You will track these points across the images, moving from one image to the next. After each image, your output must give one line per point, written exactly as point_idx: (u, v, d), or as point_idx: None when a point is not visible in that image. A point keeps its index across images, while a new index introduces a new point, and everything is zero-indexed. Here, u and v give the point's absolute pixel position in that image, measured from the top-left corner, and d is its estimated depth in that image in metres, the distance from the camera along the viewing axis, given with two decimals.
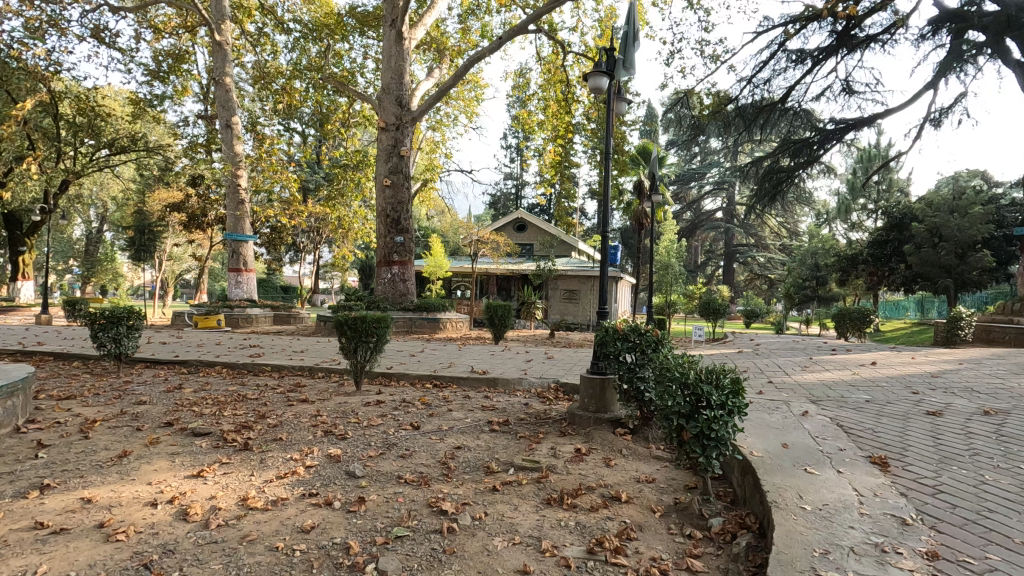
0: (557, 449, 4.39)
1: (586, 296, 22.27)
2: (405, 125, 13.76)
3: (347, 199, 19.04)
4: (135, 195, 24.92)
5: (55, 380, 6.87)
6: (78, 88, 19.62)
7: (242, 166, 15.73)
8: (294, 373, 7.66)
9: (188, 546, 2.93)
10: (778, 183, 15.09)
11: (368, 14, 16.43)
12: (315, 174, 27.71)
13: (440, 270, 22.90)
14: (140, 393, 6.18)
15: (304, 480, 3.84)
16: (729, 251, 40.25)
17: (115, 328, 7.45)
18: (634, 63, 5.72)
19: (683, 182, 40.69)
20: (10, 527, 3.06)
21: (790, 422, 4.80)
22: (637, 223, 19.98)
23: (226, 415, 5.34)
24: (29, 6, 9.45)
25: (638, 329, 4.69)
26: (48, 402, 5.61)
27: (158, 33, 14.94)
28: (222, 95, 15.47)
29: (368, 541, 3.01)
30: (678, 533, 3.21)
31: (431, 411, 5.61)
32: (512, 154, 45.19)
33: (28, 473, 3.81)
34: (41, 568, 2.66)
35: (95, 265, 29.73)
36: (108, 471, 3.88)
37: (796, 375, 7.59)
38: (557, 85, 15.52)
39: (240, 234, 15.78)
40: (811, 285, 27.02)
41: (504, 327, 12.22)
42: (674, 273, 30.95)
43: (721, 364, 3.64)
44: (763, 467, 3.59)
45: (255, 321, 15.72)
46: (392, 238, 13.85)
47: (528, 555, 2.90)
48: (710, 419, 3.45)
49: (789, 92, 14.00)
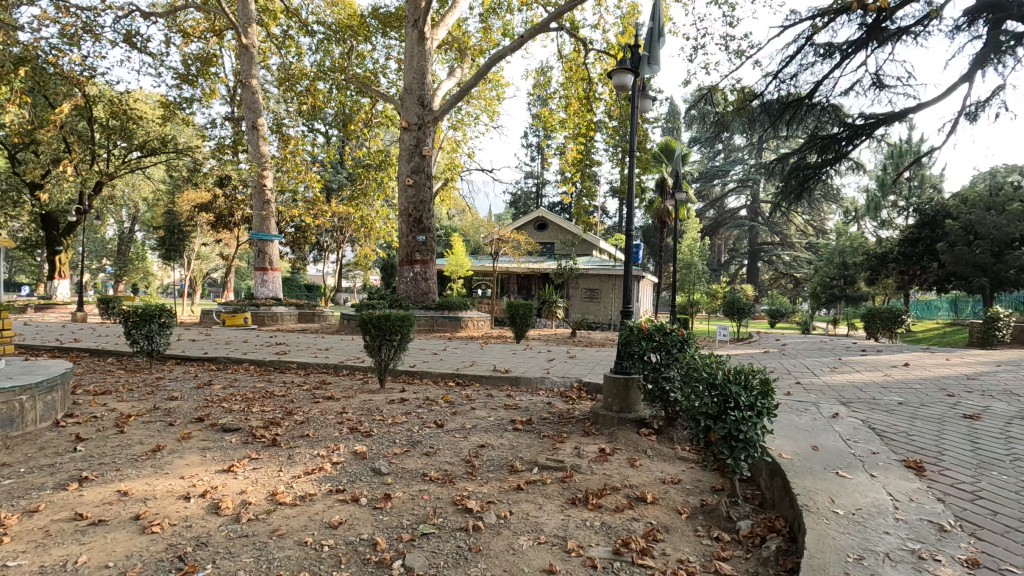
0: (581, 449, 4.36)
1: (607, 295, 22.15)
2: (427, 125, 13.84)
3: (370, 199, 19.23)
4: (165, 196, 25.55)
5: (91, 376, 7.09)
6: (112, 92, 20.24)
7: (268, 166, 15.93)
8: (319, 371, 7.77)
9: (220, 539, 2.99)
10: (804, 180, 14.63)
11: (391, 14, 16.66)
12: (338, 173, 28.09)
13: (461, 269, 23.01)
14: (173, 390, 6.34)
15: (331, 476, 3.89)
16: (754, 249, 39.54)
17: (147, 325, 7.63)
18: (659, 59, 5.66)
19: (706, 179, 40.10)
20: (52, 518, 3.16)
21: (820, 424, 4.70)
22: (659, 221, 19.74)
23: (255, 411, 5.45)
24: (66, 13, 9.72)
25: (663, 329, 4.63)
26: (85, 397, 5.79)
27: (187, 37, 15.22)
28: (249, 97, 15.77)
29: (395, 537, 3.04)
30: (705, 535, 3.17)
31: (455, 410, 5.63)
32: (533, 152, 45.28)
33: (68, 466, 3.94)
34: (81, 558, 2.75)
35: (127, 264, 30.61)
36: (143, 465, 3.98)
37: (824, 376, 7.45)
38: (578, 82, 15.50)
39: (265, 234, 16.04)
40: (839, 284, 26.38)
41: (525, 326, 12.19)
42: (697, 271, 30.42)
43: (750, 364, 3.60)
44: (793, 470, 3.52)
45: (280, 319, 15.95)
46: (414, 237, 13.95)
47: (554, 555, 2.89)
48: (738, 420, 3.39)
49: (817, 87, 13.61)
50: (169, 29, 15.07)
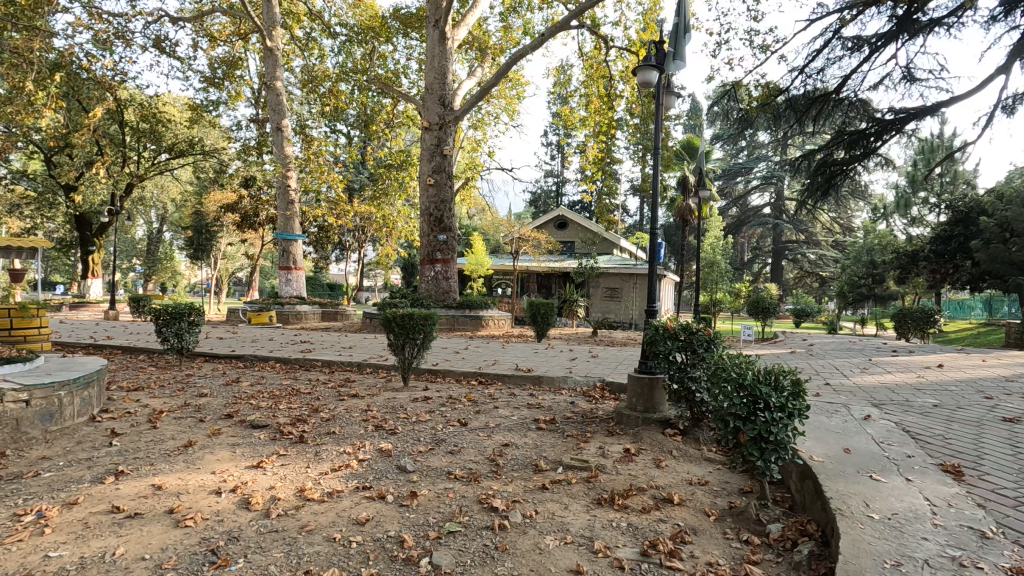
0: (605, 449, 4.34)
1: (628, 294, 22.00)
2: (448, 125, 13.89)
3: (391, 199, 19.37)
4: (193, 197, 26.12)
5: (125, 373, 7.29)
6: (141, 95, 20.74)
7: (292, 167, 16.15)
8: (344, 369, 7.87)
9: (252, 533, 3.05)
10: (831, 177, 14.22)
11: (412, 15, 16.75)
12: (360, 173, 28.36)
13: (481, 268, 23.03)
14: (202, 387, 6.47)
15: (358, 473, 3.93)
16: (778, 248, 38.82)
17: (177, 323, 7.80)
18: (684, 55, 5.60)
19: (728, 176, 39.38)
20: (91, 510, 3.25)
21: (851, 426, 4.59)
22: (681, 219, 19.47)
23: (282, 408, 5.54)
24: (98, 19, 9.94)
25: (689, 329, 4.56)
26: (120, 393, 5.95)
27: (213, 41, 15.59)
28: (273, 99, 15.97)
29: (421, 535, 3.05)
30: (734, 538, 3.12)
31: (478, 408, 5.65)
32: (553, 151, 45.16)
33: (104, 460, 4.05)
34: (119, 550, 2.82)
35: (156, 263, 31.40)
36: (175, 460, 4.08)
37: (855, 378, 7.26)
38: (599, 81, 15.30)
39: (289, 233, 16.23)
40: (867, 283, 25.71)
41: (547, 325, 12.14)
42: (720, 270, 29.88)
43: (781, 364, 3.54)
44: (825, 473, 3.45)
45: (304, 317, 16.19)
46: (435, 236, 14.02)
47: (580, 555, 2.87)
48: (768, 421, 3.34)
49: (845, 82, 13.22)
50: (197, 34, 15.45)
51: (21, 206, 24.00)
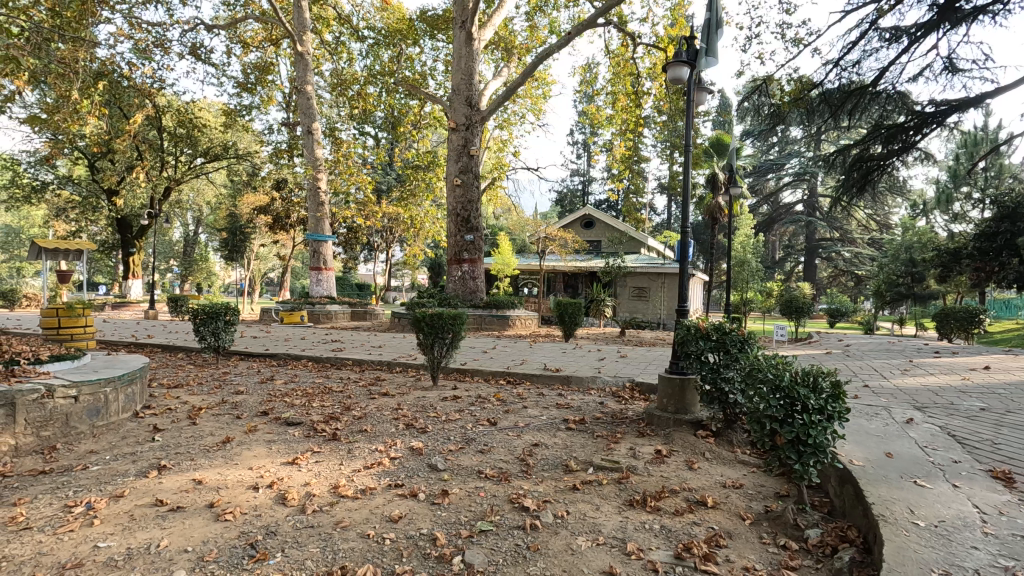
0: (636, 450, 4.30)
1: (656, 293, 21.76)
2: (475, 124, 13.95)
3: (419, 199, 19.56)
4: (227, 200, 26.82)
5: (165, 371, 7.52)
6: (178, 101, 21.40)
7: (321, 169, 16.42)
8: (374, 368, 7.99)
9: (288, 528, 3.11)
10: (868, 173, 13.71)
11: (438, 17, 16.88)
12: (387, 174, 28.73)
13: (508, 268, 23.03)
14: (239, 384, 6.63)
15: (390, 471, 3.98)
16: (811, 246, 37.84)
17: (214, 322, 8.03)
18: (716, 52, 5.48)
19: (759, 174, 38.54)
20: (136, 503, 3.37)
21: (893, 430, 4.44)
22: (710, 218, 19.10)
23: (315, 406, 5.64)
24: (138, 29, 10.27)
25: (721, 328, 4.48)
26: (161, 390, 6.14)
27: (246, 47, 16.05)
28: (304, 103, 16.23)
29: (454, 533, 3.07)
30: (772, 543, 3.05)
31: (507, 408, 5.65)
32: (579, 149, 45.02)
33: (148, 454, 4.19)
34: (163, 542, 2.91)
35: (192, 264, 32.33)
36: (214, 456, 4.20)
37: (896, 380, 7.03)
38: (626, 78, 15.05)
39: (319, 234, 16.48)
40: (906, 282, 24.79)
41: (574, 324, 12.06)
42: (751, 268, 29.20)
43: (820, 366, 3.45)
44: (866, 477, 3.35)
45: (334, 317, 16.45)
46: (463, 237, 14.11)
47: (613, 557, 2.85)
48: (806, 423, 3.25)
49: (882, 75, 12.74)
50: (231, 40, 15.89)
51: (67, 210, 25.05)
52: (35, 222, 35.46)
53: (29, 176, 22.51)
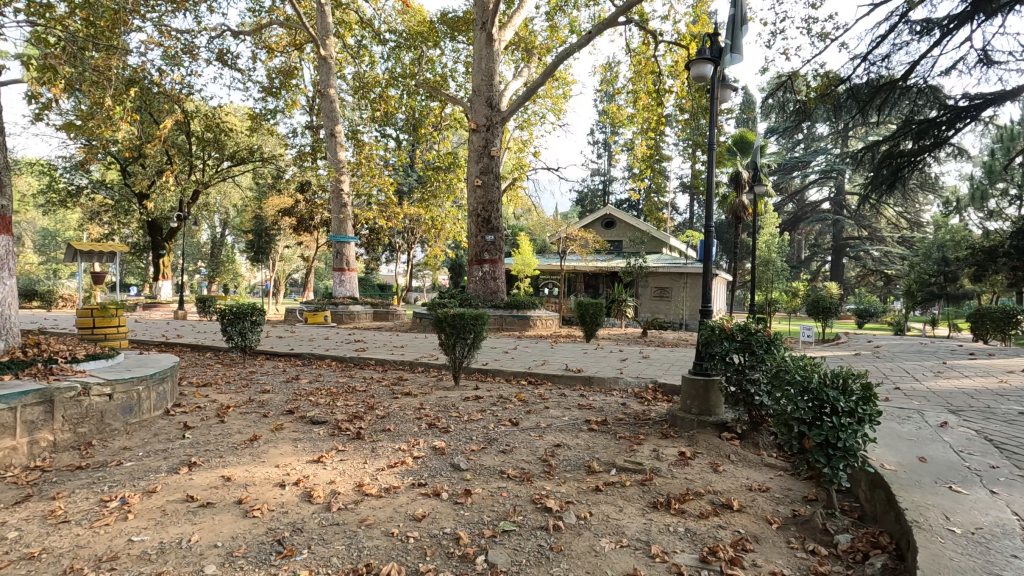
0: (660, 452, 4.26)
1: (678, 293, 21.53)
2: (495, 125, 13.98)
3: (439, 200, 19.69)
4: (252, 202, 27.34)
5: (194, 370, 7.70)
6: (206, 106, 21.89)
7: (344, 171, 16.62)
8: (396, 367, 8.06)
9: (314, 526, 3.16)
10: (897, 170, 13.36)
11: (459, 19, 16.99)
12: (409, 176, 28.98)
13: (528, 268, 23.02)
14: (265, 383, 6.75)
15: (413, 470, 4.01)
16: (838, 245, 37.03)
17: (241, 323, 8.20)
18: (740, 48, 5.40)
19: (784, 171, 37.79)
20: (168, 499, 3.46)
21: (926, 434, 4.32)
22: (734, 217, 18.80)
23: (339, 405, 5.72)
24: (168, 36, 10.54)
25: (747, 329, 4.40)
26: (190, 389, 6.29)
27: (271, 52, 16.36)
28: (327, 106, 16.43)
29: (477, 533, 3.08)
30: (800, 548, 2.99)
31: (529, 408, 5.65)
32: (600, 149, 44.83)
33: (178, 451, 4.30)
34: (194, 537, 2.98)
35: (219, 266, 33.01)
36: (242, 453, 4.28)
37: (929, 382, 6.83)
38: (647, 76, 14.92)
39: (342, 235, 16.69)
40: (939, 282, 24.07)
41: (596, 325, 12.00)
42: (776, 268, 28.69)
43: (850, 367, 3.37)
44: (898, 482, 3.27)
45: (357, 317, 16.64)
46: (483, 237, 14.16)
47: (637, 559, 2.83)
48: (836, 427, 3.18)
49: (913, 69, 12.39)
50: (256, 46, 16.21)
51: (100, 213, 25.80)
52: (71, 225, 36.68)
53: (65, 181, 23.30)
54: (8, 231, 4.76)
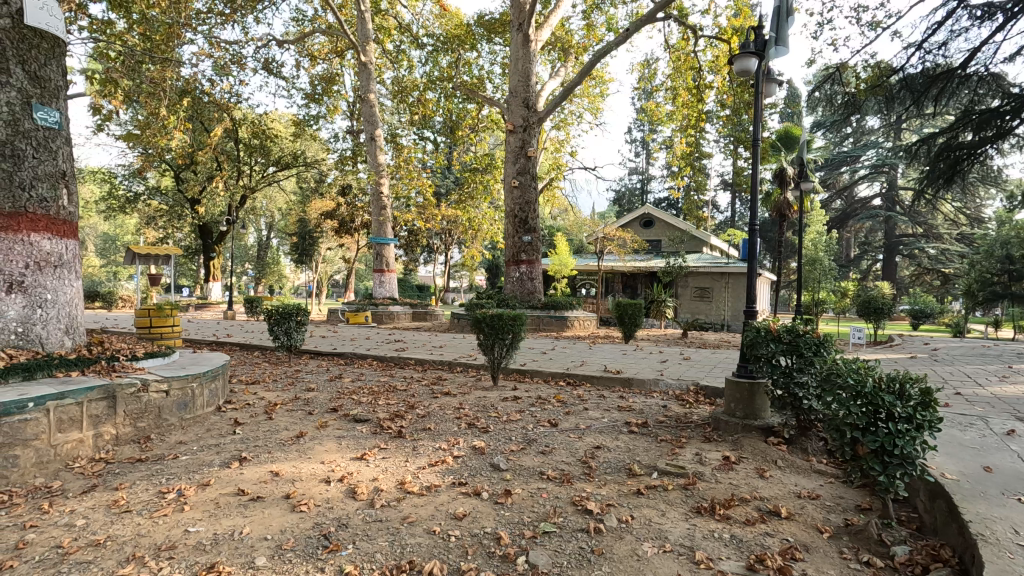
0: (703, 456, 4.17)
1: (720, 294, 21.02)
2: (532, 126, 13.97)
3: (476, 201, 19.81)
4: (296, 206, 28.20)
5: (243, 368, 8.00)
6: (253, 113, 22.70)
7: (383, 174, 16.95)
8: (436, 367, 8.17)
9: (359, 521, 3.23)
10: (955, 163, 12.65)
11: (495, 21, 17.11)
12: (446, 178, 29.31)
13: (565, 268, 22.93)
14: (309, 382, 6.94)
15: (453, 469, 4.05)
16: (890, 243, 35.45)
17: (287, 323, 8.47)
18: (786, 41, 5.24)
19: (831, 167, 36.43)
20: (220, 492, 3.60)
21: (991, 443, 4.06)
22: (778, 215, 18.19)
23: (381, 404, 5.83)
24: (218, 47, 10.98)
25: (794, 330, 4.25)
26: (240, 386, 6.53)
27: (314, 59, 16.83)
28: (368, 111, 16.77)
29: (517, 533, 3.09)
30: (854, 559, 2.87)
31: (567, 409, 5.62)
32: (638, 147, 44.32)
33: (230, 446, 4.47)
34: (245, 530, 3.09)
35: (265, 268, 34.13)
36: (289, 449, 4.42)
37: (993, 387, 6.44)
38: (687, 72, 14.66)
39: (382, 237, 17.00)
40: (1003, 281, 22.60)
41: (634, 326, 11.83)
42: (824, 267, 27.62)
43: (907, 371, 3.21)
44: (961, 493, 3.09)
45: (397, 317, 16.91)
46: (521, 238, 14.17)
47: (681, 565, 2.77)
48: (892, 434, 3.03)
49: (972, 55, 11.74)
50: (300, 54, 16.71)
51: (156, 219, 27.08)
52: (129, 230, 38.68)
53: (124, 188, 24.57)
54: (75, 236, 5.04)
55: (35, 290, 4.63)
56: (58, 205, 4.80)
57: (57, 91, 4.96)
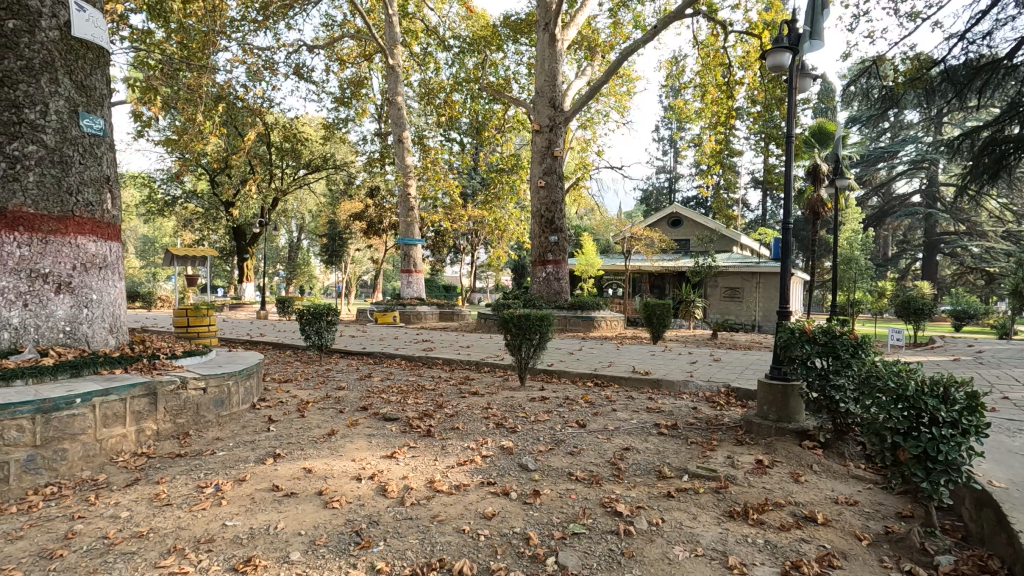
0: (735, 459, 4.09)
1: (750, 294, 20.60)
2: (559, 125, 13.89)
3: (503, 202, 19.82)
4: (326, 207, 28.70)
5: (276, 367, 8.17)
6: (284, 117, 23.18)
7: (411, 175, 17.11)
8: (463, 367, 8.21)
9: (389, 519, 3.27)
10: (1000, 157, 12.10)
11: (521, 22, 17.12)
12: (473, 179, 29.40)
13: (592, 268, 22.79)
14: (339, 381, 7.06)
15: (482, 468, 4.07)
16: (930, 241, 34.17)
17: (317, 322, 8.62)
18: (821, 34, 5.10)
19: (867, 163, 35.33)
20: (256, 487, 3.69)
21: None
22: (812, 213, 17.71)
23: (410, 403, 5.89)
24: (251, 54, 11.25)
25: (830, 331, 4.14)
26: (273, 384, 6.69)
27: (343, 63, 17.08)
28: (395, 113, 16.93)
29: (546, 534, 3.08)
30: (894, 568, 2.77)
31: (596, 410, 5.58)
32: (666, 146, 43.75)
33: (264, 443, 4.59)
34: (280, 525, 3.16)
35: (296, 269, 34.82)
36: (321, 447, 4.50)
37: None
38: (716, 69, 14.40)
39: (409, 237, 17.16)
40: None
41: (662, 326, 11.67)
42: (861, 267, 26.77)
43: (951, 374, 3.09)
44: (1010, 501, 2.96)
45: (424, 317, 17.05)
46: (547, 238, 14.10)
47: (713, 569, 2.73)
48: (936, 439, 2.93)
49: (1019, 45, 11.23)
50: (330, 59, 16.99)
51: (193, 221, 27.87)
52: (167, 232, 39.97)
53: (162, 192, 25.38)
54: (118, 238, 5.25)
55: (82, 290, 4.83)
56: (103, 209, 5.01)
57: (102, 99, 5.18)
